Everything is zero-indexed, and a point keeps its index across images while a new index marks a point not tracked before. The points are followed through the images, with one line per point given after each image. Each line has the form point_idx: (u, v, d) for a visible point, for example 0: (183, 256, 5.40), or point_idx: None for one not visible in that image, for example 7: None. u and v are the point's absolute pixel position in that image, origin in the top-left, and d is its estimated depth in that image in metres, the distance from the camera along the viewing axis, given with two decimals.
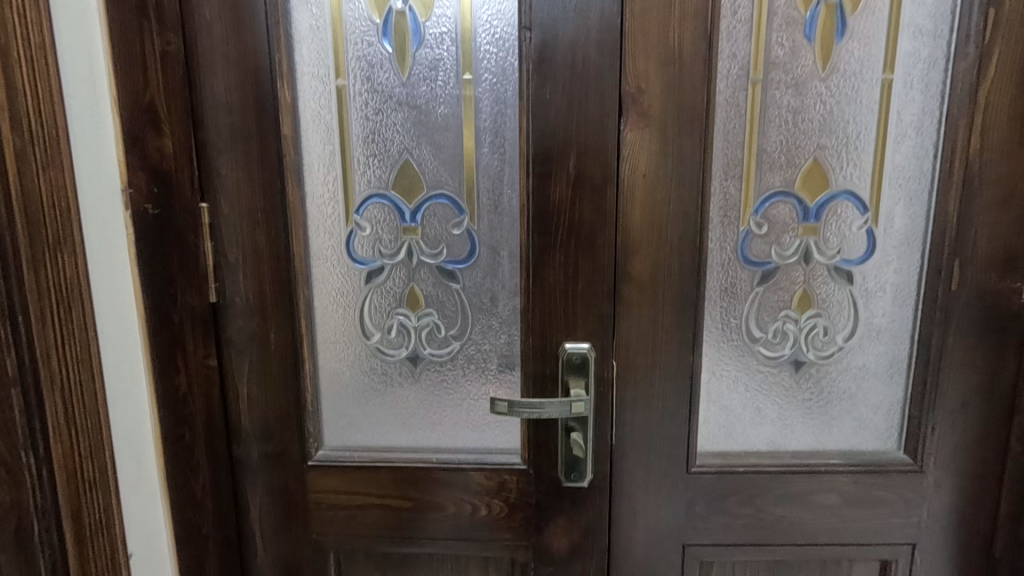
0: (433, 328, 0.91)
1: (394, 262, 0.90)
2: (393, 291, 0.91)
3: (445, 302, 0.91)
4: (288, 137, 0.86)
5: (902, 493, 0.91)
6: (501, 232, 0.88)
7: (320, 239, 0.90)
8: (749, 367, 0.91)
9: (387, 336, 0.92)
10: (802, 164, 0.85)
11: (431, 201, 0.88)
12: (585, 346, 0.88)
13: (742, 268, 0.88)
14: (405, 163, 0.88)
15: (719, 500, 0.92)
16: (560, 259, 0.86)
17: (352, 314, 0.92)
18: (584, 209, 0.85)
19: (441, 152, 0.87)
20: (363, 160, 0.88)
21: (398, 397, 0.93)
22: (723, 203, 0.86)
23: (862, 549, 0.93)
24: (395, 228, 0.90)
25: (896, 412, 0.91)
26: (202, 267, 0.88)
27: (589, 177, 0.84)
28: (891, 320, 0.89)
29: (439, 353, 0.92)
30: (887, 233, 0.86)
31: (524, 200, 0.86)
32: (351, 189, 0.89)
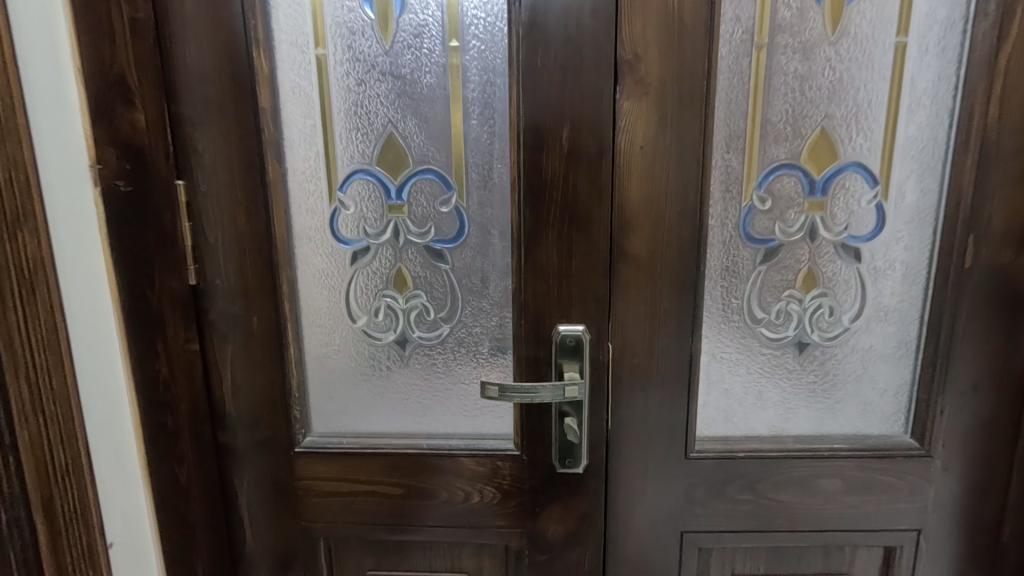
0: (422, 311, 0.88)
1: (381, 242, 0.87)
2: (380, 272, 0.88)
3: (434, 284, 0.87)
4: (267, 110, 0.82)
5: (908, 479, 0.88)
6: (491, 209, 0.84)
7: (303, 218, 0.86)
8: (751, 349, 0.87)
9: (375, 319, 0.89)
10: (809, 135, 0.81)
11: (418, 178, 0.84)
12: (580, 328, 0.85)
13: (744, 246, 0.84)
14: (390, 138, 0.83)
15: (719, 486, 0.89)
16: (553, 237, 0.83)
17: (338, 296, 0.88)
18: (578, 184, 0.81)
19: (428, 125, 0.83)
20: (346, 134, 0.84)
21: (387, 382, 0.90)
22: (725, 177, 0.82)
23: (866, 536, 0.91)
24: (381, 206, 0.86)
25: (903, 395, 0.88)
26: (180, 247, 0.84)
27: (583, 150, 0.80)
28: (900, 299, 0.85)
29: (429, 337, 0.89)
30: (897, 207, 0.82)
31: (516, 175, 0.82)
32: (335, 165, 0.85)
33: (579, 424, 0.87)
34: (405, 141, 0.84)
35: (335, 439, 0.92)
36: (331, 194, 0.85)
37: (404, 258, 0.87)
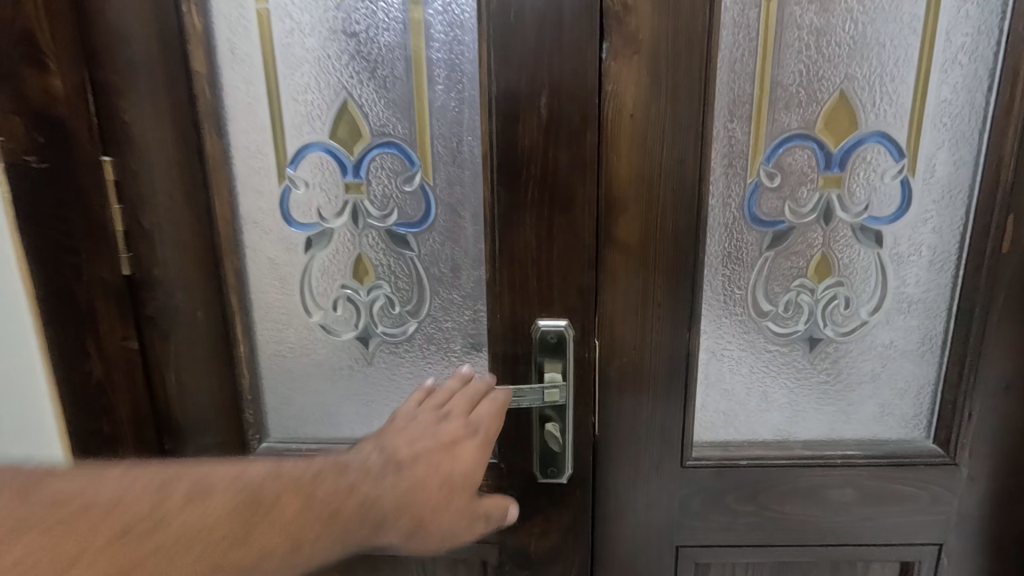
0: (386, 303, 0.79)
1: (339, 227, 0.77)
2: (339, 260, 0.78)
3: (398, 273, 0.78)
4: (202, 74, 0.71)
5: (930, 488, 0.79)
6: (461, 188, 0.74)
7: (250, 199, 0.76)
8: (755, 345, 0.77)
9: (334, 313, 0.79)
10: (825, 101, 0.70)
11: (378, 153, 0.74)
12: (563, 323, 0.75)
13: (750, 229, 0.74)
14: (346, 107, 0.73)
15: (718, 497, 0.80)
16: (532, 220, 0.72)
17: (293, 288, 0.79)
18: (560, 159, 0.71)
19: (387, 91, 0.72)
20: (295, 103, 0.73)
21: (350, 383, 0.81)
22: (728, 150, 0.71)
23: (881, 550, 0.82)
24: (337, 186, 0.76)
25: (926, 396, 0.78)
26: (111, 233, 0.75)
27: (564, 119, 0.70)
28: (925, 289, 0.75)
29: (395, 332, 0.80)
30: (926, 184, 0.72)
31: (487, 148, 0.71)
32: (284, 139, 0.74)
33: (564, 431, 0.78)
34: (362, 110, 0.73)
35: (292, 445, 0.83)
36: (280, 172, 0.75)
37: (366, 245, 0.77)
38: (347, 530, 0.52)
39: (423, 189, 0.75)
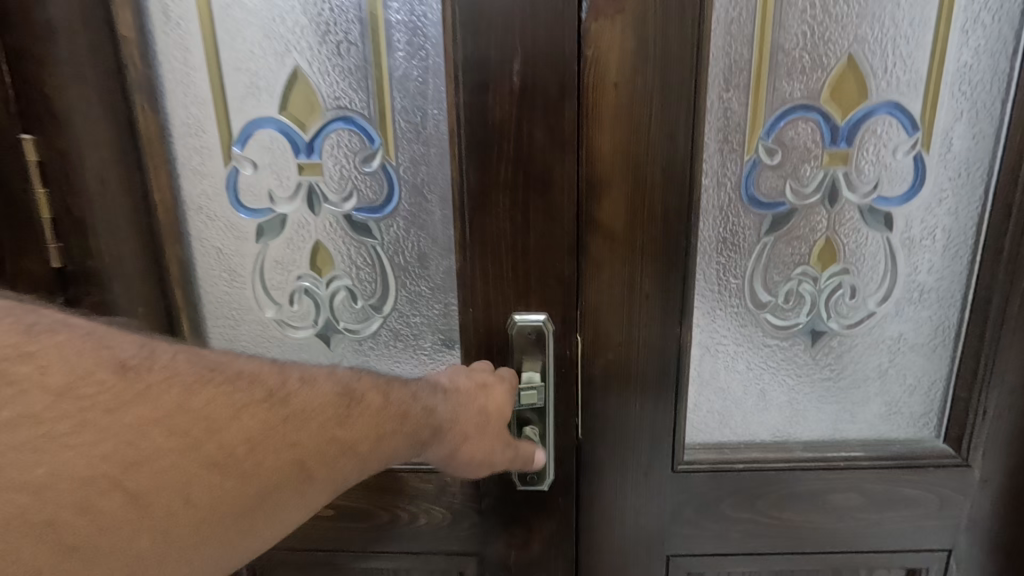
0: (348, 297, 0.72)
1: (293, 213, 0.69)
2: (295, 250, 0.71)
3: (360, 263, 0.71)
4: (131, 41, 0.63)
5: (940, 492, 0.73)
6: (427, 168, 0.67)
7: (194, 183, 0.69)
8: (753, 340, 0.71)
9: (291, 308, 0.72)
10: (832, 67, 0.63)
11: (332, 129, 0.67)
12: (542, 317, 0.68)
13: (747, 212, 0.67)
14: (296, 78, 0.65)
15: (712, 503, 0.74)
16: (506, 203, 0.65)
17: (245, 280, 0.72)
18: (536, 135, 0.63)
19: (341, 58, 0.64)
20: (238, 72, 0.65)
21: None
22: (723, 123, 0.64)
23: (887, 557, 0.76)
24: (289, 167, 0.68)
25: (937, 393, 0.72)
26: (36, 221, 0.68)
27: (539, 89, 0.62)
28: (939, 277, 0.68)
29: (359, 328, 0.73)
30: (941, 160, 0.65)
31: (455, 123, 0.64)
32: (228, 114, 0.67)
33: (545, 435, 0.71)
34: (314, 81, 0.65)
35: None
36: (226, 152, 0.68)
37: (324, 233, 0.70)
38: (410, 434, 0.53)
39: (385, 169, 0.67)
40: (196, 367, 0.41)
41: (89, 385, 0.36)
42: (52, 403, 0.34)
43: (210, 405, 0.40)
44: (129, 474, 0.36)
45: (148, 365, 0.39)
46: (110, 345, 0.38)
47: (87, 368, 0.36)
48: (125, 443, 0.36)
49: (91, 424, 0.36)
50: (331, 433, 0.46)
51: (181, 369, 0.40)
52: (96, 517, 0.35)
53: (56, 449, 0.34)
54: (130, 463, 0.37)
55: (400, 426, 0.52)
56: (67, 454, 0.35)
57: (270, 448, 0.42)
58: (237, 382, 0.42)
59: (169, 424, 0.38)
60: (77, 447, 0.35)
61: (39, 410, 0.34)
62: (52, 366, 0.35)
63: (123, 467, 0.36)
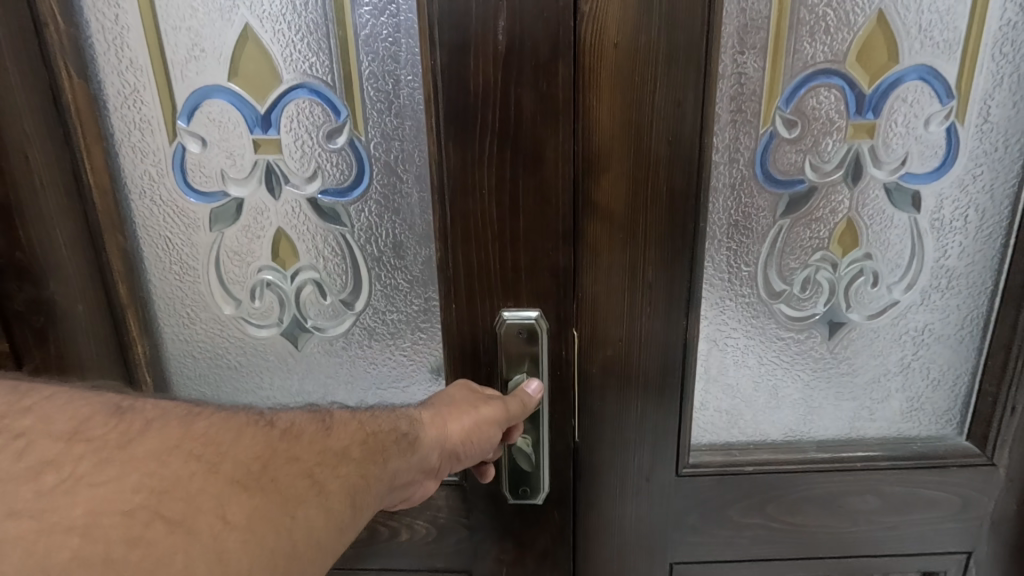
0: (315, 292, 0.65)
1: (249, 197, 0.63)
2: (256, 239, 0.64)
3: (327, 255, 0.64)
4: None
5: (962, 493, 0.68)
6: (401, 144, 0.60)
7: (140, 164, 0.63)
8: (767, 333, 0.65)
9: (252, 305, 0.67)
10: (860, 25, 0.55)
11: (288, 99, 0.60)
12: (533, 314, 0.61)
13: (761, 192, 0.60)
14: (246, 39, 0.58)
15: (718, 508, 0.69)
16: (491, 184, 0.58)
17: (199, 273, 0.66)
18: (524, 103, 0.55)
19: (297, 15, 0.57)
20: (178, 30, 0.59)
21: (276, 385, 0.69)
22: (736, 91, 0.57)
23: (902, 560, 0.71)
24: (242, 143, 0.61)
25: (963, 387, 0.66)
26: None
27: (527, 50, 0.54)
28: (969, 262, 0.62)
29: (329, 325, 0.66)
30: (977, 132, 0.58)
31: (429, 90, 0.56)
32: (169, 81, 0.60)
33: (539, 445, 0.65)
34: (264, 41, 0.59)
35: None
36: (170, 124, 0.61)
37: (286, 220, 0.63)
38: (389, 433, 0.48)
39: (354, 145, 0.60)
40: (184, 403, 0.39)
41: (94, 428, 0.34)
42: (66, 447, 0.32)
43: (212, 429, 0.38)
44: (166, 501, 0.33)
45: (140, 404, 0.37)
46: (98, 394, 0.36)
47: (86, 416, 0.35)
48: (149, 472, 0.34)
49: (112, 459, 0.33)
50: (321, 444, 0.42)
51: (173, 405, 0.38)
52: (148, 549, 0.32)
53: (85, 488, 0.32)
54: (161, 492, 0.34)
55: (380, 426, 0.48)
56: (93, 494, 0.32)
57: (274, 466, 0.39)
58: (232, 411, 0.41)
59: (187, 446, 0.36)
60: (104, 483, 0.32)
61: (54, 457, 0.32)
62: (52, 416, 0.34)
63: (158, 495, 0.33)
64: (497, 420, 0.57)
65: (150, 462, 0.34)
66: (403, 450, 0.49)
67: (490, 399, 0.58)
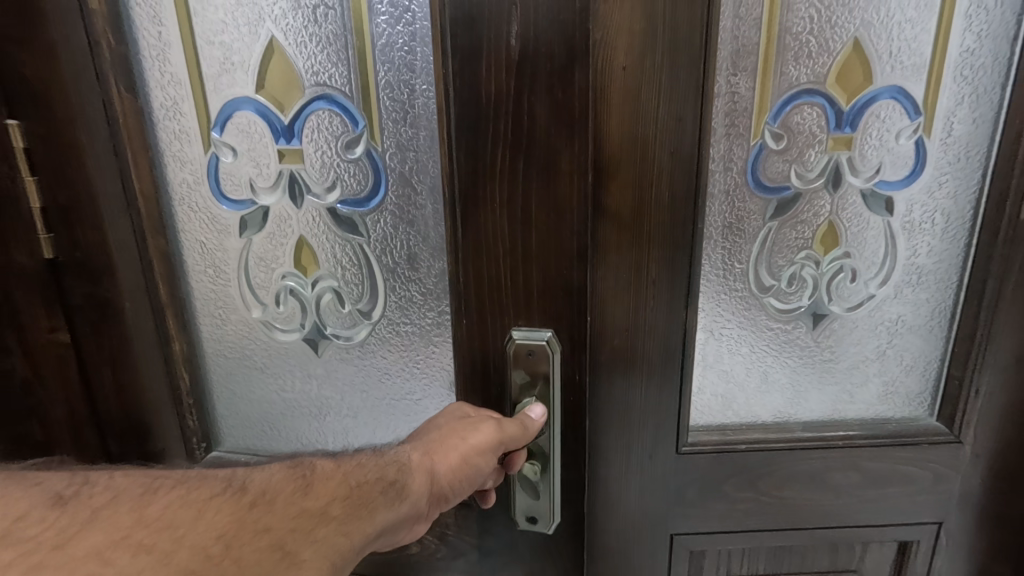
0: (333, 299, 0.73)
1: (275, 205, 0.70)
2: (282, 246, 0.72)
3: (345, 266, 0.71)
4: (100, 14, 0.63)
5: (934, 468, 0.76)
6: (416, 154, 0.66)
7: (181, 174, 0.69)
8: (757, 325, 0.72)
9: (277, 310, 0.74)
10: (839, 50, 0.63)
11: (310, 108, 0.67)
12: (545, 331, 0.66)
13: (752, 197, 0.67)
14: (270, 52, 0.65)
15: (713, 484, 0.76)
16: (501, 196, 0.63)
17: (230, 278, 0.73)
18: (537, 112, 0.60)
19: (322, 33, 0.64)
20: (221, 48, 0.65)
21: (298, 389, 0.77)
22: (730, 108, 0.64)
23: (880, 531, 0.79)
24: (267, 152, 0.68)
25: (932, 371, 0.74)
26: (26, 211, 0.68)
27: (539, 64, 0.58)
28: (937, 260, 0.70)
29: (348, 333, 0.74)
30: (941, 145, 0.66)
31: (443, 104, 0.61)
32: (205, 93, 0.67)
33: (547, 471, 0.71)
34: (289, 55, 0.65)
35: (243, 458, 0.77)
36: (206, 136, 0.68)
37: (309, 229, 0.71)
38: (376, 482, 0.54)
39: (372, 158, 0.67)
40: (140, 481, 0.43)
41: (28, 526, 0.37)
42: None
43: (169, 510, 0.42)
44: None
45: (85, 493, 0.41)
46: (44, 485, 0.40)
47: (25, 509, 0.38)
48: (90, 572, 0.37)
49: (47, 563, 0.36)
50: (300, 505, 0.47)
51: (124, 486, 0.42)
52: None
53: None
54: None
55: (366, 477, 0.54)
56: None
57: (246, 535, 0.43)
58: (195, 482, 0.45)
59: (137, 537, 0.39)
60: None
61: None
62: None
63: None
64: (488, 448, 0.64)
65: (93, 559, 0.37)
66: (390, 500, 0.54)
67: (479, 425, 0.64)
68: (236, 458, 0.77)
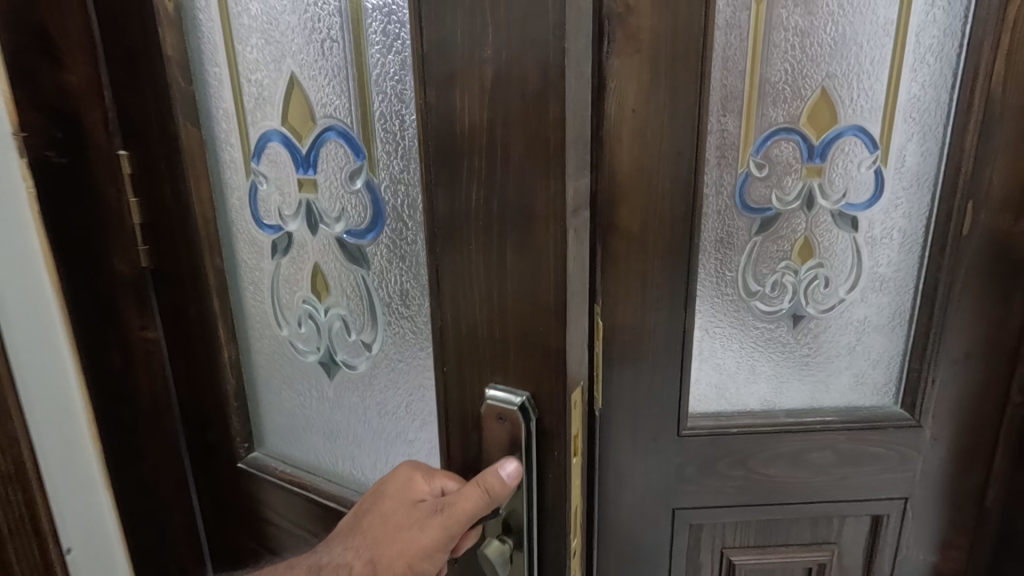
0: (342, 325, 0.77)
1: (297, 232, 0.77)
2: (300, 271, 0.78)
3: (352, 294, 0.75)
4: (174, 61, 0.71)
5: (899, 449, 0.87)
6: (407, 189, 0.65)
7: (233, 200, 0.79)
8: (746, 323, 0.85)
9: (298, 330, 0.81)
10: (809, 97, 0.76)
11: (322, 141, 0.71)
12: (523, 393, 0.58)
13: (740, 216, 0.80)
14: (292, 88, 0.71)
15: (709, 462, 0.87)
16: (481, 240, 0.55)
17: (265, 298, 0.82)
18: (512, 145, 0.51)
19: (329, 70, 0.68)
20: (256, 86, 0.73)
21: (315, 405, 0.83)
22: (720, 142, 0.77)
23: (854, 506, 0.90)
24: (291, 182, 0.75)
25: (896, 365, 0.86)
26: (128, 225, 0.78)
27: (519, 91, 0.50)
28: (896, 269, 0.83)
29: (354, 360, 0.77)
30: (896, 173, 0.79)
31: (422, 136, 0.55)
32: (247, 125, 0.75)
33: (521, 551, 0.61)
34: (307, 91, 0.71)
35: (277, 463, 0.85)
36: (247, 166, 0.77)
37: (320, 256, 0.76)
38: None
39: (372, 190, 0.68)
40: None
41: None
42: None
43: None
44: None
45: None
46: None
47: None
48: None
49: None
50: None
51: None
52: None
53: None
54: None
55: None
56: None
57: None
58: None
59: None
60: None
61: None
62: None
63: None
64: (435, 545, 0.60)
65: None
66: None
67: (426, 521, 0.60)
68: (270, 465, 0.85)
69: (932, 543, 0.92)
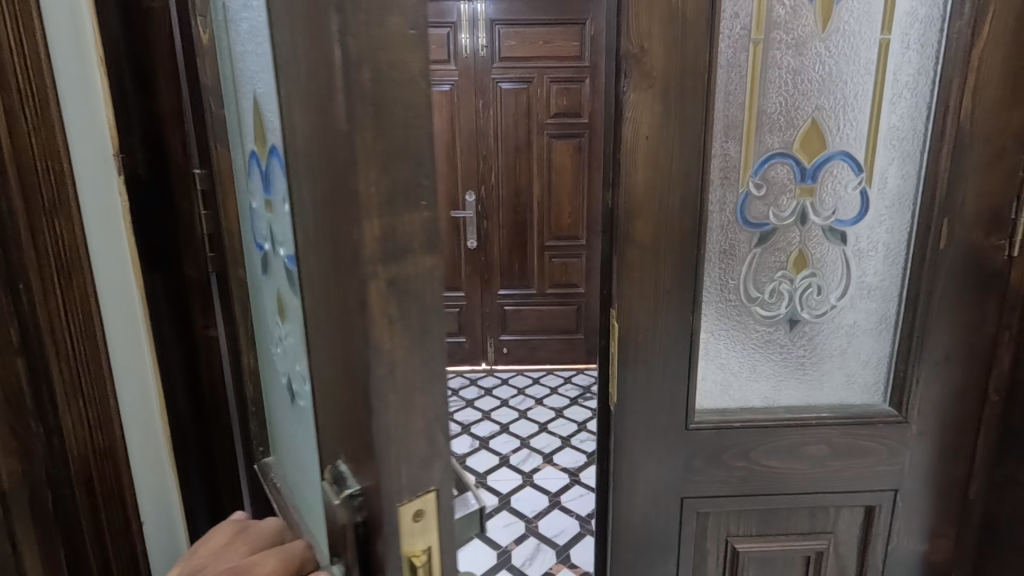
0: (283, 368, 0.61)
1: (258, 256, 0.64)
2: (265, 298, 0.66)
3: (281, 338, 0.58)
4: None
5: (888, 443, 0.96)
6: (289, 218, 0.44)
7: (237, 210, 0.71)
8: (747, 326, 0.95)
9: (270, 359, 0.69)
10: (801, 126, 0.87)
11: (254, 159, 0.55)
12: (354, 485, 0.37)
13: (741, 230, 0.90)
14: (241, 101, 0.59)
15: (716, 454, 0.96)
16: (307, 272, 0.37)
17: (252, 317, 0.73)
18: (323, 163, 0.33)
19: (249, 72, 0.52)
20: (230, 99, 0.64)
21: (281, 442, 0.69)
22: (723, 165, 0.87)
23: (849, 496, 0.99)
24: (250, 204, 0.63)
25: (884, 366, 0.96)
26: (197, 235, 0.80)
27: (309, 59, 0.32)
28: (882, 279, 0.92)
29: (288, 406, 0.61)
30: (879, 193, 0.89)
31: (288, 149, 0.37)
32: (234, 137, 0.65)
33: None
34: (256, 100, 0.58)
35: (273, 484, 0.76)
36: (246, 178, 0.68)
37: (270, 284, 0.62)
38: None
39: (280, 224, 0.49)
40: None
41: None
42: None
43: None
44: None
45: None
46: None
47: None
48: None
49: None
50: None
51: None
52: None
53: None
54: None
55: None
56: None
57: None
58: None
59: None
60: None
61: None
62: None
63: None
64: None
65: None
66: None
67: None
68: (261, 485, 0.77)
69: (921, 532, 1.00)
